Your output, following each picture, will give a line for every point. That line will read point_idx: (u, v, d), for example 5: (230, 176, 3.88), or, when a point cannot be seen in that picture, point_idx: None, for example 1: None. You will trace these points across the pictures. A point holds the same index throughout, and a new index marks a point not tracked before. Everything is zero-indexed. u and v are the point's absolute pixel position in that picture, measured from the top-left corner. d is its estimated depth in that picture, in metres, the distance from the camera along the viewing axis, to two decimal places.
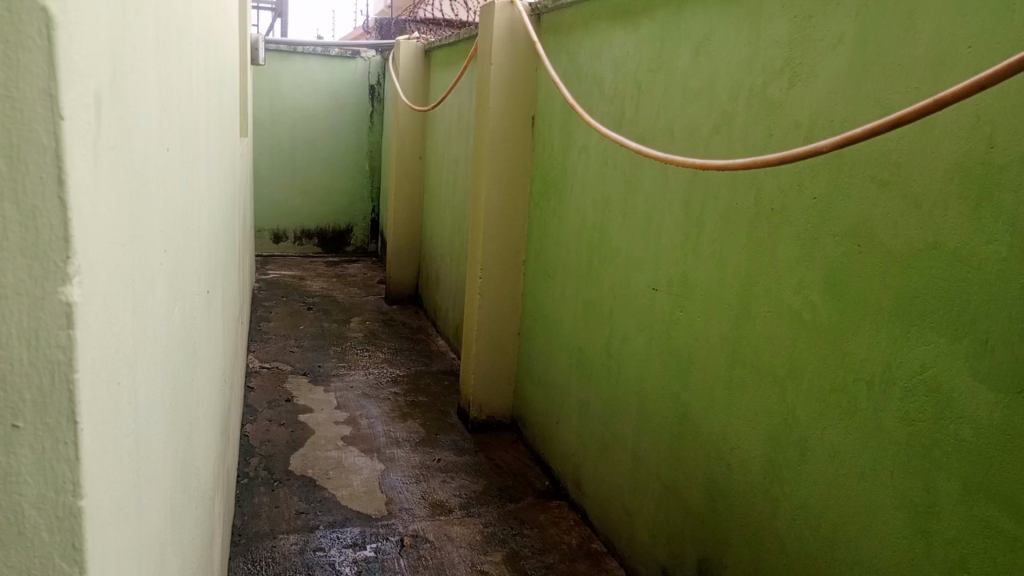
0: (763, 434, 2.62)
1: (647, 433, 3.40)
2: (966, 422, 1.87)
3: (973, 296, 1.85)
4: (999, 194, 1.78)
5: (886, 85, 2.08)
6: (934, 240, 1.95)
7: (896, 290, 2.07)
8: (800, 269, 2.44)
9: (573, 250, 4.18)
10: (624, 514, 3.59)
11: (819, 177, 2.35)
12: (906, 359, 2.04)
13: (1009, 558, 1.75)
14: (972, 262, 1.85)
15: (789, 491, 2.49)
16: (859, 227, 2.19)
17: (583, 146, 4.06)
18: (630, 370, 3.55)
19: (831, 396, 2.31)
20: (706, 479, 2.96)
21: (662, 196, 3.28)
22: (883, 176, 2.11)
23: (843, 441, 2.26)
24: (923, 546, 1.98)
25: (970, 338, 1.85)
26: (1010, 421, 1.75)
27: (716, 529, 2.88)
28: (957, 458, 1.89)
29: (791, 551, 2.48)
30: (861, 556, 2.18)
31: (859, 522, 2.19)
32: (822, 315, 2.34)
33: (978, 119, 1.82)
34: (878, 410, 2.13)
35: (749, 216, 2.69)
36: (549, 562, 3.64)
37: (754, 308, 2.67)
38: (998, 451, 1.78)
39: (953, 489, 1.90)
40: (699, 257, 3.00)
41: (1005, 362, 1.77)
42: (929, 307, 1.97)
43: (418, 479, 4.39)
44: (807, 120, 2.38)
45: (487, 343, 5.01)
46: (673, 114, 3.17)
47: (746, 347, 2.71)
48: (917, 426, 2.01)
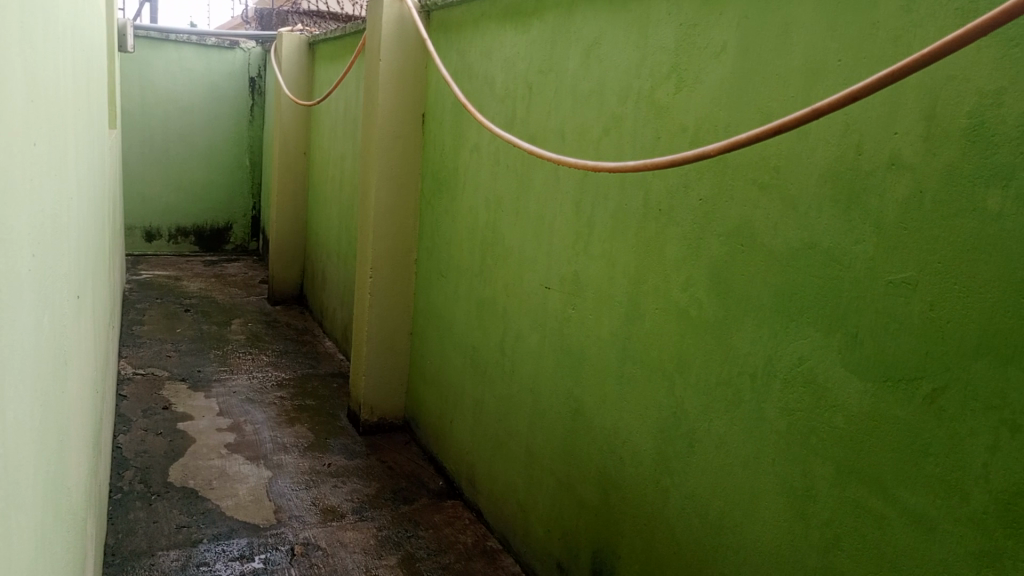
0: (653, 427, 2.71)
1: (541, 429, 3.44)
2: (838, 410, 2.00)
3: (844, 293, 1.98)
4: (866, 198, 1.91)
5: (765, 93, 2.19)
6: (809, 241, 2.07)
7: (776, 287, 2.19)
8: (686, 268, 2.54)
9: (466, 250, 4.17)
10: (518, 510, 3.62)
11: (704, 179, 2.45)
12: (785, 353, 2.16)
13: (877, 534, 1.89)
14: (843, 261, 1.98)
15: (678, 482, 2.59)
16: (742, 227, 2.31)
17: (474, 145, 4.06)
18: (524, 369, 3.59)
19: (717, 389, 2.41)
20: (599, 474, 3.02)
21: (554, 196, 3.33)
22: (763, 180, 2.22)
23: (728, 432, 2.36)
24: (801, 527, 2.11)
25: (843, 331, 1.98)
26: (877, 408, 1.89)
27: (610, 521, 2.95)
28: (831, 444, 2.02)
29: (681, 538, 2.57)
30: (746, 539, 2.30)
31: (744, 508, 2.31)
32: (707, 312, 2.45)
33: (847, 128, 1.96)
34: (760, 401, 2.25)
35: (638, 216, 2.78)
36: (445, 562, 3.62)
37: (644, 306, 2.75)
38: (866, 436, 1.92)
39: (827, 473, 2.03)
40: (590, 256, 3.06)
41: (873, 354, 1.90)
42: (806, 302, 2.09)
43: (308, 485, 4.26)
44: (692, 125, 2.48)
45: (377, 344, 4.93)
46: (563, 115, 3.21)
47: (636, 344, 2.79)
48: (795, 415, 2.13)
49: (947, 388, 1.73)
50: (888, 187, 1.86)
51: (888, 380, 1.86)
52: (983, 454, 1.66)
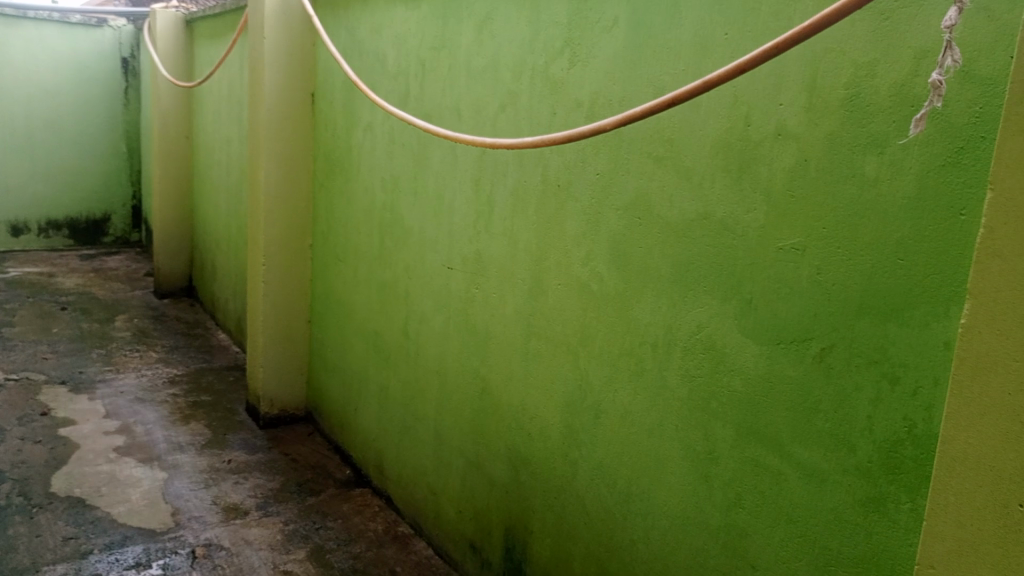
0: (559, 401, 2.74)
1: (448, 410, 3.42)
2: (736, 373, 2.07)
3: (738, 261, 2.04)
4: (756, 168, 1.98)
5: (657, 67, 2.22)
6: (704, 212, 2.13)
7: (673, 258, 2.24)
8: (586, 243, 2.57)
9: (364, 233, 4.08)
10: (429, 493, 3.59)
11: (600, 153, 2.48)
12: (684, 322, 2.22)
13: (775, 490, 1.98)
14: (736, 230, 2.04)
15: (586, 453, 2.63)
16: (639, 201, 2.34)
17: (368, 124, 3.95)
18: (429, 351, 3.55)
19: (620, 359, 2.45)
20: (508, 451, 3.04)
21: (452, 175, 3.29)
22: (657, 153, 2.27)
23: (632, 401, 2.41)
24: (705, 489, 2.18)
25: (737, 297, 2.05)
26: (772, 370, 1.97)
27: (520, 497, 2.97)
28: (730, 407, 2.09)
29: (591, 509, 2.62)
30: (653, 505, 2.36)
31: (650, 475, 2.37)
32: (608, 285, 2.48)
33: (736, 99, 2.01)
34: (662, 369, 2.30)
35: (537, 192, 2.78)
36: (356, 551, 3.55)
37: (546, 281, 2.76)
38: (762, 397, 2.00)
39: (727, 435, 2.10)
40: (492, 235, 3.05)
41: (766, 318, 1.98)
42: (702, 271, 2.15)
43: (207, 484, 4.08)
44: (587, 100, 2.49)
45: (273, 335, 4.77)
46: (458, 92, 3.17)
47: (540, 320, 2.81)
48: (695, 381, 2.19)
49: (834, 347, 1.82)
50: (775, 156, 1.93)
51: (780, 342, 1.95)
52: (867, 407, 1.75)
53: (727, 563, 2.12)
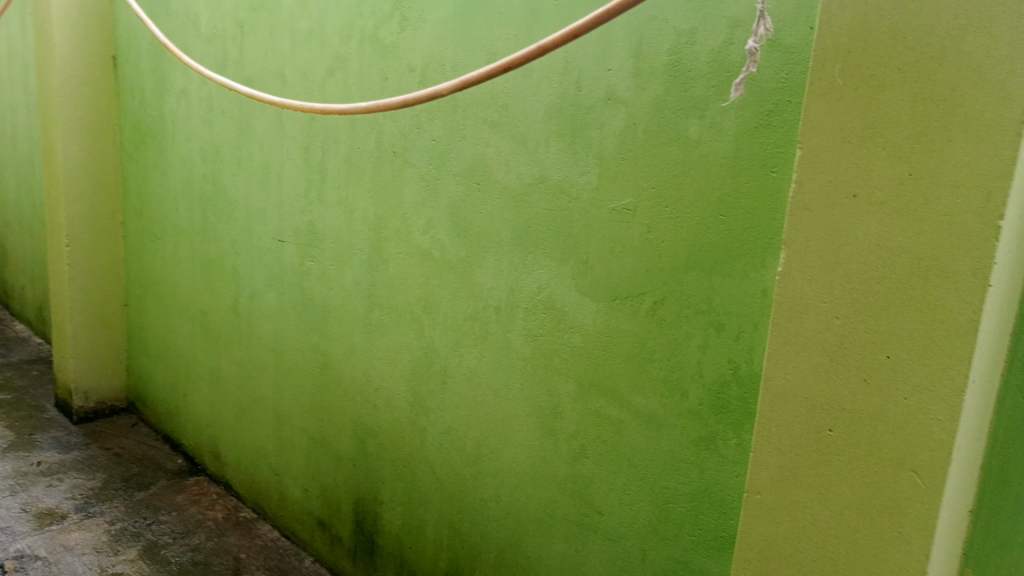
0: (405, 370, 2.73)
1: (288, 388, 3.30)
2: (576, 331, 2.16)
3: (574, 222, 2.12)
4: (587, 132, 2.05)
5: (489, 32, 2.23)
6: (540, 175, 2.18)
7: (511, 222, 2.28)
8: (425, 210, 2.55)
9: (182, 207, 3.80)
10: (271, 475, 3.46)
11: (435, 118, 2.47)
12: (526, 283, 2.27)
13: (617, 438, 2.09)
14: (571, 192, 2.11)
15: (434, 420, 2.64)
16: (476, 166, 2.36)
17: (181, 89, 3.67)
18: (262, 328, 3.39)
19: (465, 324, 2.48)
20: (354, 425, 2.99)
21: (279, 143, 3.13)
22: (492, 118, 2.29)
23: (478, 365, 2.45)
24: (551, 444, 2.26)
25: (575, 257, 2.13)
26: (610, 325, 2.07)
27: (369, 470, 2.94)
28: (572, 363, 2.18)
29: (441, 474, 2.64)
30: (503, 464, 2.42)
31: (499, 435, 2.42)
32: (449, 251, 2.49)
33: (567, 65, 2.07)
34: (505, 331, 2.35)
35: (372, 159, 2.72)
36: (195, 543, 3.36)
37: (385, 251, 2.72)
38: (602, 351, 2.10)
39: (571, 390, 2.19)
40: (326, 204, 2.95)
41: (602, 276, 2.07)
42: (540, 234, 2.20)
43: (13, 490, 3.68)
44: (420, 64, 2.46)
45: (82, 322, 4.35)
46: (281, 55, 3.01)
47: (381, 290, 2.77)
48: (538, 340, 2.26)
49: (665, 300, 1.94)
50: (605, 120, 2.01)
51: (617, 298, 2.05)
52: (697, 353, 1.90)
53: (575, 511, 2.22)
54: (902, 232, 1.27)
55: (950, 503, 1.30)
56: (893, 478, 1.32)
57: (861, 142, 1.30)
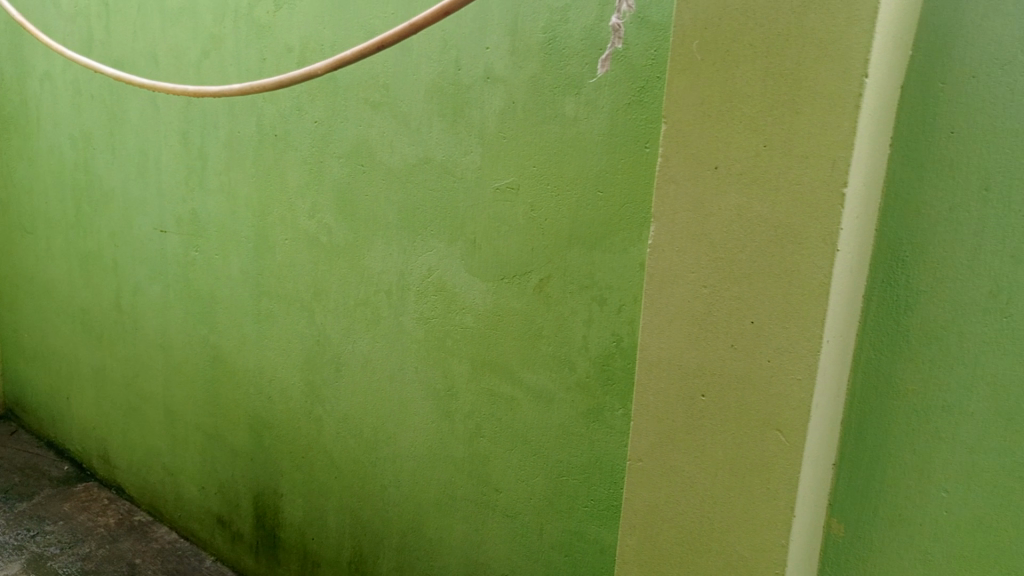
0: (298, 359, 2.67)
1: (178, 384, 3.18)
2: (467, 311, 2.15)
3: (460, 202, 2.11)
4: (468, 111, 2.05)
5: (366, 11, 2.19)
6: (424, 156, 2.17)
7: (398, 204, 2.26)
8: (311, 194, 2.49)
9: (54, 198, 3.57)
10: (166, 475, 3.33)
11: (317, 100, 2.41)
12: (415, 266, 2.25)
13: (510, 415, 2.11)
14: (455, 172, 2.11)
15: (330, 408, 2.60)
16: (361, 147, 2.32)
17: (45, 73, 3.43)
18: (147, 324, 3.25)
19: (356, 310, 2.44)
20: (249, 418, 2.90)
21: (154, 128, 2.98)
22: (374, 99, 2.26)
23: (371, 350, 2.42)
24: (447, 425, 2.27)
25: (462, 238, 2.12)
26: (499, 304, 2.08)
27: (267, 463, 2.87)
28: (463, 343, 2.18)
29: (341, 462, 2.60)
30: (401, 448, 2.40)
31: (395, 419, 2.40)
32: (337, 236, 2.44)
33: (445, 43, 2.06)
34: (397, 315, 2.33)
35: (253, 143, 2.63)
36: (85, 552, 3.20)
37: (272, 238, 2.64)
38: (492, 330, 2.11)
39: (464, 370, 2.19)
40: (207, 191, 2.83)
41: (489, 256, 2.08)
42: (427, 215, 2.19)
43: None
44: (298, 45, 2.38)
45: None
46: (152, 36, 2.86)
47: (269, 279, 2.69)
48: (431, 322, 2.25)
49: (551, 277, 1.97)
50: (485, 99, 2.01)
51: (504, 277, 2.06)
52: (583, 327, 1.93)
53: (473, 490, 2.24)
54: (759, 203, 1.32)
55: (812, 458, 1.37)
56: (760, 437, 1.38)
57: (719, 116, 1.34)
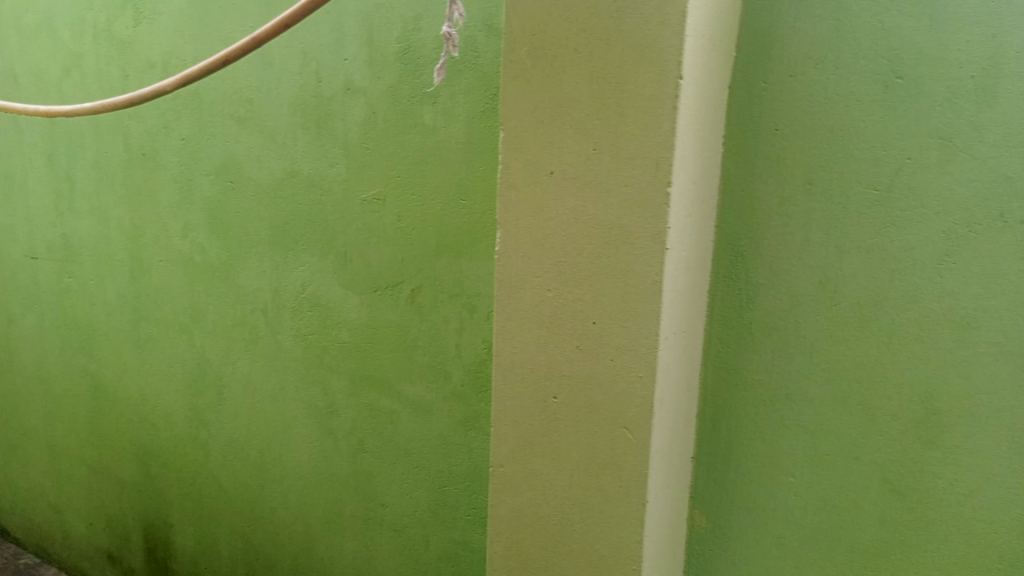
0: (180, 384, 2.58)
1: (59, 417, 3.03)
2: (343, 325, 2.13)
3: (329, 216, 2.09)
4: (332, 123, 2.03)
5: (225, 24, 2.14)
6: (291, 170, 2.14)
7: (269, 220, 2.21)
8: (182, 213, 2.42)
9: None
10: (52, 513, 3.17)
11: (182, 116, 2.35)
12: (290, 282, 2.21)
13: (390, 428, 2.09)
14: (323, 185, 2.09)
15: (214, 432, 2.52)
16: (229, 163, 2.27)
17: None
18: (24, 356, 3.09)
19: (234, 330, 2.38)
20: (134, 448, 2.79)
21: (19, 151, 2.85)
22: (239, 113, 2.21)
23: (252, 370, 2.36)
24: (331, 442, 2.23)
25: (334, 251, 2.10)
26: (373, 317, 2.06)
27: (155, 493, 2.76)
28: (341, 358, 2.15)
29: (228, 487, 2.53)
30: (287, 468, 2.35)
31: (280, 439, 2.35)
32: (210, 255, 2.37)
33: (305, 55, 2.04)
34: (275, 333, 2.28)
35: (121, 163, 2.54)
36: None
37: (146, 259, 2.56)
38: (368, 343, 2.09)
39: (343, 386, 2.16)
40: (77, 215, 2.72)
41: (361, 268, 2.06)
42: (299, 230, 2.16)
43: None
44: (159, 60, 2.32)
45: None
46: (9, 54, 2.74)
47: (146, 302, 2.60)
48: (308, 338, 2.21)
49: (420, 287, 1.95)
50: (347, 110, 2.00)
51: (376, 289, 2.04)
52: (454, 336, 1.92)
53: (360, 507, 2.20)
54: (594, 204, 1.35)
55: (660, 452, 1.41)
56: (609, 435, 1.40)
57: (551, 121, 1.37)
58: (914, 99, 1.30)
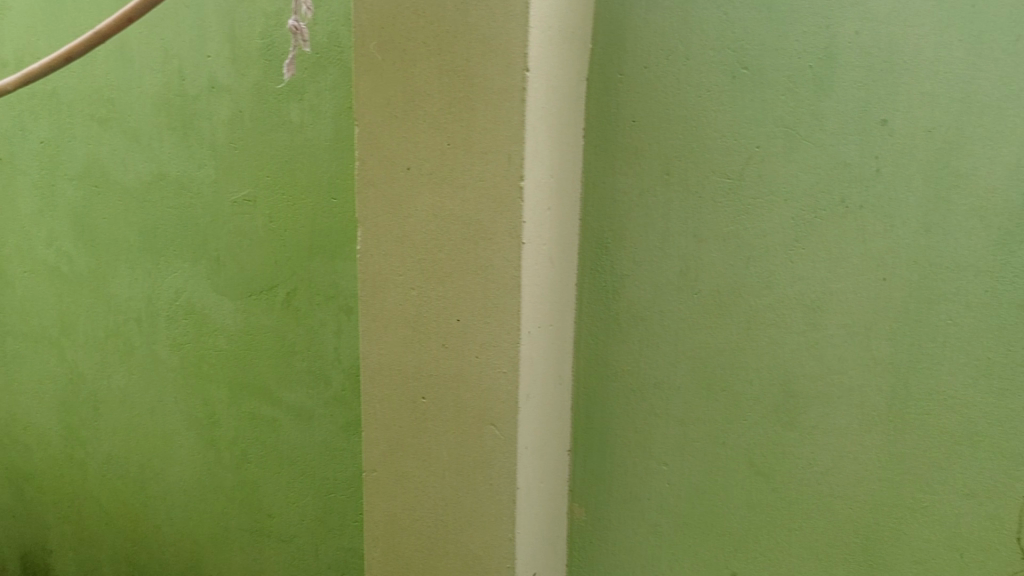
0: (52, 401, 2.44)
1: None
2: (220, 332, 2.05)
3: (200, 219, 2.01)
4: (198, 122, 1.95)
5: (79, 19, 2.03)
6: (158, 172, 2.04)
7: (138, 226, 2.11)
8: (45, 221, 2.28)
9: None
10: None
11: (40, 118, 2.21)
12: (163, 289, 2.11)
13: (274, 436, 2.03)
14: (192, 188, 2.00)
15: (92, 450, 2.39)
16: (92, 167, 2.15)
17: None
18: None
19: (107, 342, 2.26)
20: (6, 472, 2.62)
21: None
22: (100, 114, 2.10)
23: (128, 384, 2.25)
24: (214, 454, 2.14)
25: (207, 256, 2.02)
26: (250, 322, 2.00)
27: (31, 519, 2.60)
28: (220, 367, 2.07)
29: (109, 507, 2.40)
30: (169, 484, 2.24)
31: (160, 454, 2.24)
32: (78, 264, 2.25)
33: (166, 52, 1.95)
34: (150, 344, 2.18)
35: None
36: None
37: (9, 271, 2.40)
38: (247, 350, 2.02)
39: (224, 395, 2.08)
40: None
41: (235, 272, 1.99)
42: (169, 235, 2.06)
43: None
44: (12, 58, 2.17)
45: None
46: None
47: (12, 317, 2.44)
48: (185, 347, 2.11)
49: (297, 290, 1.91)
50: (213, 109, 1.92)
51: (252, 293, 1.98)
52: (334, 338, 1.89)
53: (247, 519, 2.12)
54: (450, 200, 1.32)
55: (529, 448, 1.39)
56: (478, 433, 1.38)
57: (405, 115, 1.34)
58: (759, 90, 1.34)
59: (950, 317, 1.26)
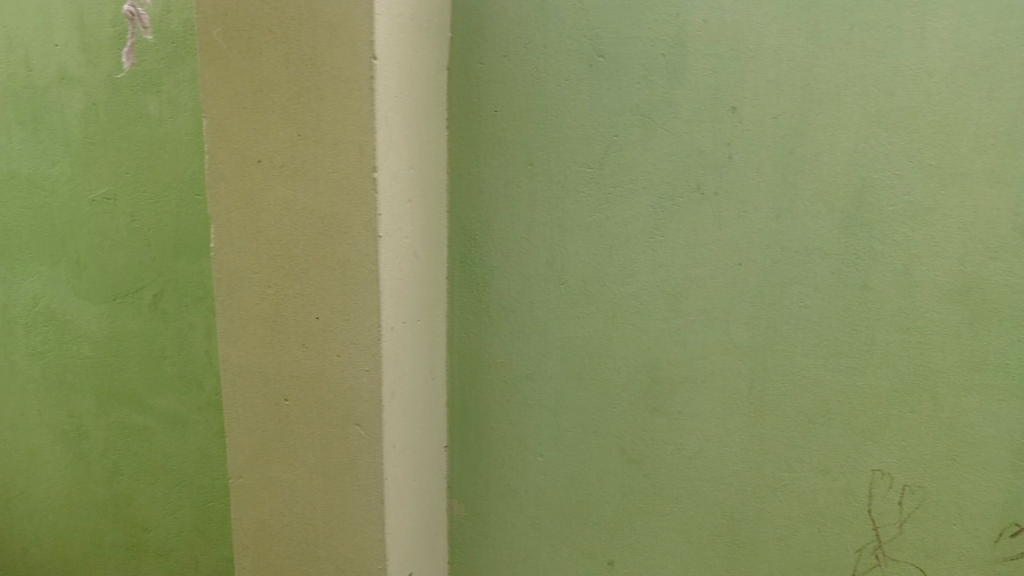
0: None
1: None
2: (83, 339, 1.93)
3: (56, 220, 1.89)
4: (49, 117, 1.83)
5: None
6: (7, 170, 1.91)
7: None
8: None
9: None
10: None
11: None
12: (19, 295, 1.98)
13: (146, 446, 1.93)
14: (45, 187, 1.88)
15: None
16: None
17: None
18: None
19: None
20: None
21: None
22: None
23: None
24: (82, 468, 2.02)
25: (65, 259, 1.90)
26: (115, 328, 1.89)
27: None
28: (85, 376, 1.95)
29: None
30: (35, 503, 2.10)
31: (25, 472, 2.10)
32: None
33: (11, 41, 1.82)
34: (8, 354, 2.04)
35: None
36: None
37: None
38: (113, 357, 1.91)
39: (91, 405, 1.97)
40: None
41: (96, 276, 1.88)
42: (22, 238, 1.93)
43: None
44: None
45: None
46: None
47: None
48: (46, 357, 1.99)
49: (163, 292, 1.82)
50: (65, 102, 1.81)
51: (116, 297, 1.87)
52: (204, 340, 1.81)
53: (120, 535, 2.01)
54: (303, 193, 1.28)
55: (398, 446, 1.36)
56: (343, 434, 1.34)
57: (253, 106, 1.28)
58: (615, 79, 1.35)
59: (801, 299, 1.29)
